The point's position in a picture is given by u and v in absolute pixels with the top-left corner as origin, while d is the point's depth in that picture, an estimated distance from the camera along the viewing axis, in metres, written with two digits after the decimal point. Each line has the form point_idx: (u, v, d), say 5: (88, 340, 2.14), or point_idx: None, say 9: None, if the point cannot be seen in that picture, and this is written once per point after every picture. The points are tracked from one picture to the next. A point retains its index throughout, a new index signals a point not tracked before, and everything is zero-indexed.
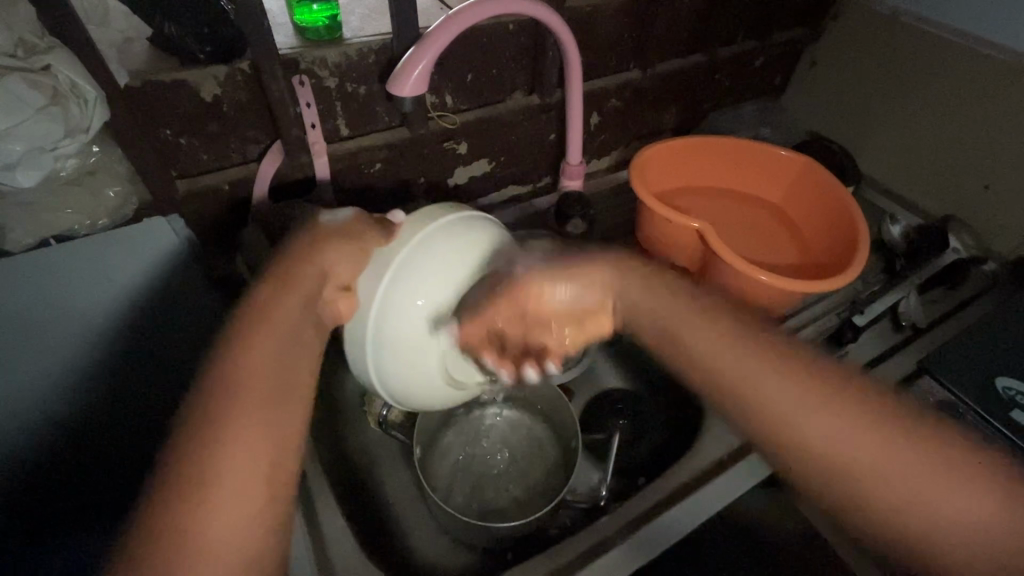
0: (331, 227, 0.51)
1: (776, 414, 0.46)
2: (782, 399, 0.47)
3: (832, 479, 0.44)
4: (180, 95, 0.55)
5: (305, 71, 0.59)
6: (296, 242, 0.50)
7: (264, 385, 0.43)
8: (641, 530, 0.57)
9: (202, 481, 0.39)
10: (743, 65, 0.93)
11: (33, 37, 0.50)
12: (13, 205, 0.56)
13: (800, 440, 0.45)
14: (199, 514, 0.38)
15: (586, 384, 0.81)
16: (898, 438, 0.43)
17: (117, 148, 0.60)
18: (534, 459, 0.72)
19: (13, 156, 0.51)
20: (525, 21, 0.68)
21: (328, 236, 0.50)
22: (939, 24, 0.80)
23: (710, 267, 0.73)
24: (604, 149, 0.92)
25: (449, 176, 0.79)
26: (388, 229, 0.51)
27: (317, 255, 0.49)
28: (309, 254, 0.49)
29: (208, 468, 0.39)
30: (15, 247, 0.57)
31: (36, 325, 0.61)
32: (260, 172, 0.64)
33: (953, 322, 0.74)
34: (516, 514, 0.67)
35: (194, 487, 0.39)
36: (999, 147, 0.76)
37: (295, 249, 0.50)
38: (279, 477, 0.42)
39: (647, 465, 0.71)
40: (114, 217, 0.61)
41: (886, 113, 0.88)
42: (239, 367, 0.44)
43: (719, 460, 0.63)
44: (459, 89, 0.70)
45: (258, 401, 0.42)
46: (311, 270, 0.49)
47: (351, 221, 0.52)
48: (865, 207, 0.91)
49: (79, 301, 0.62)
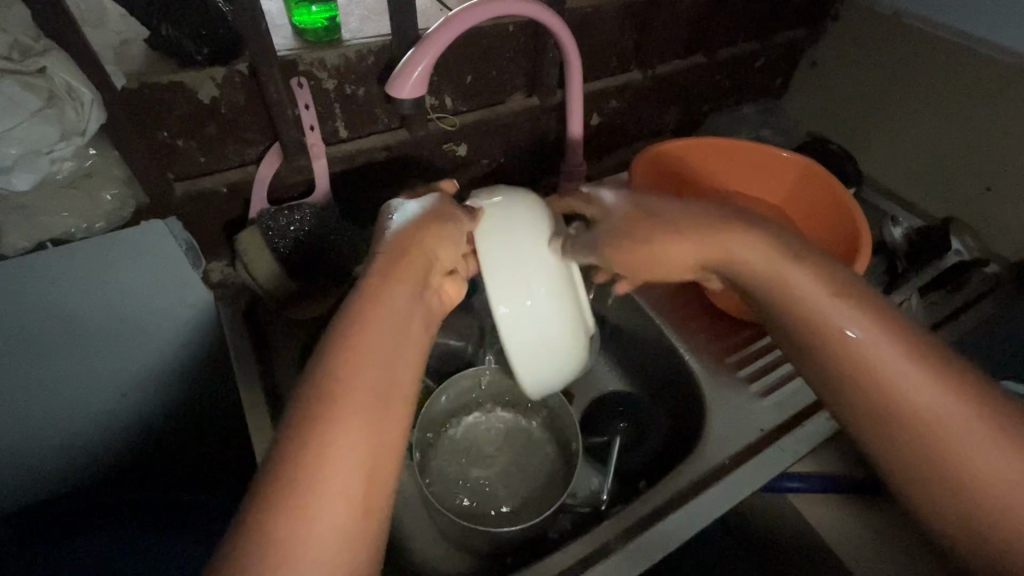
0: (418, 217, 0.48)
1: (865, 359, 0.43)
2: (806, 284, 0.46)
3: (915, 454, 0.41)
4: (177, 97, 0.55)
5: (303, 73, 0.59)
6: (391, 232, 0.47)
7: (368, 369, 0.39)
8: (642, 536, 0.57)
9: (305, 490, 0.35)
10: (743, 66, 0.92)
11: (28, 38, 0.49)
12: (7, 209, 0.55)
13: (935, 433, 0.41)
14: (312, 522, 0.34)
15: (587, 387, 0.80)
16: (988, 431, 0.40)
17: (113, 151, 0.59)
18: (535, 463, 0.72)
19: (7, 159, 0.51)
20: (525, 22, 0.67)
21: (420, 226, 0.47)
22: (942, 25, 0.79)
23: None
24: (604, 150, 0.91)
25: (448, 178, 0.79)
26: (473, 212, 0.50)
27: (421, 241, 0.46)
28: (413, 241, 0.46)
29: (318, 479, 0.35)
30: (10, 251, 0.56)
31: (40, 326, 0.61)
32: (258, 175, 0.64)
33: (956, 325, 0.74)
34: (516, 519, 0.67)
35: (310, 487, 0.35)
36: (1002, 149, 0.76)
37: (415, 230, 0.47)
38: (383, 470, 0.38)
39: (648, 470, 0.70)
40: (110, 220, 0.60)
41: (887, 114, 0.88)
42: (354, 362, 0.39)
43: (720, 464, 0.63)
44: (459, 91, 0.70)
45: (372, 394, 0.39)
46: (418, 254, 0.46)
47: (433, 204, 0.49)
48: (866, 209, 0.91)
49: (61, 302, 0.60)
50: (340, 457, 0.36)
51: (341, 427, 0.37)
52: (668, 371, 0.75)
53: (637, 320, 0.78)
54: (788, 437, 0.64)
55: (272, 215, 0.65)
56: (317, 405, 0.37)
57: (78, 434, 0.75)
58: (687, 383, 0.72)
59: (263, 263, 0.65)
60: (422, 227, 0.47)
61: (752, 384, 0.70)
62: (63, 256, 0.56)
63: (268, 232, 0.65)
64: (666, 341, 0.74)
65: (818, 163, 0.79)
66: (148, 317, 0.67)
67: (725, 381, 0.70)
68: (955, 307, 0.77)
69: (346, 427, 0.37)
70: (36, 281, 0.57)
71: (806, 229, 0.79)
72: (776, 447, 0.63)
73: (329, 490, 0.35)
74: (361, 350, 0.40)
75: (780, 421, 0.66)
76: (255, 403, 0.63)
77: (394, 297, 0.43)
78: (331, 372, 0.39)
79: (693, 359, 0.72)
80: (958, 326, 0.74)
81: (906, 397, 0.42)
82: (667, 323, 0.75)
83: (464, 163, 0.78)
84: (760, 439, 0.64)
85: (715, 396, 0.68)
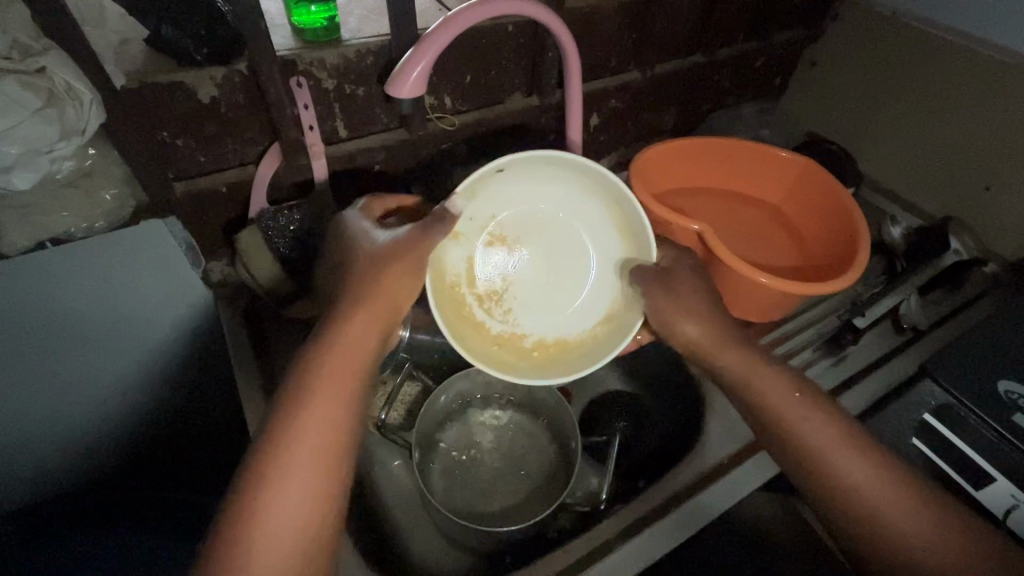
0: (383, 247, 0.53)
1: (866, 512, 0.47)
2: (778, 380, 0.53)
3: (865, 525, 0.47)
4: (178, 97, 0.55)
5: (303, 72, 0.59)
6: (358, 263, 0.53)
7: (315, 421, 0.45)
8: (642, 534, 0.57)
9: (257, 494, 0.42)
10: (743, 66, 0.93)
11: (28, 38, 0.49)
12: (8, 209, 0.55)
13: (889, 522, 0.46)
14: (255, 546, 0.41)
15: (586, 386, 0.80)
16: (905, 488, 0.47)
17: (113, 151, 0.60)
18: (534, 461, 0.72)
19: (8, 158, 0.51)
20: (524, 21, 0.68)
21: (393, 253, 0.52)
22: (940, 25, 0.79)
23: (712, 269, 0.72)
24: (604, 150, 0.91)
25: (448, 177, 0.79)
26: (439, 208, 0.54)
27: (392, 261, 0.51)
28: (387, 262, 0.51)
29: (261, 510, 0.42)
30: (12, 251, 0.56)
31: (44, 325, 0.61)
32: (257, 175, 0.64)
33: (955, 324, 0.75)
34: (515, 517, 0.67)
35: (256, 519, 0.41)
36: (1001, 149, 0.76)
37: (379, 259, 0.52)
38: (321, 509, 0.43)
39: (647, 469, 0.71)
40: (111, 219, 0.61)
41: (886, 115, 0.88)
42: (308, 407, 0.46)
43: (720, 463, 0.63)
44: (458, 91, 0.70)
45: (315, 439, 0.45)
46: (387, 279, 0.51)
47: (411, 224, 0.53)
48: (866, 208, 0.91)
49: (63, 302, 0.60)
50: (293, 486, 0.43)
51: (287, 465, 0.43)
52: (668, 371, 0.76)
53: None
54: None
55: (271, 215, 0.65)
56: (266, 447, 0.44)
57: (76, 437, 0.75)
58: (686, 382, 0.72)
59: (263, 262, 0.66)
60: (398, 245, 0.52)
61: None
62: (63, 256, 0.57)
63: (268, 231, 0.65)
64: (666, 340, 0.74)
65: (818, 162, 0.79)
66: (149, 319, 0.67)
67: None
68: (955, 306, 0.77)
69: (295, 463, 0.43)
70: (37, 281, 0.57)
71: (805, 229, 0.79)
72: None
73: (269, 522, 0.42)
74: (316, 395, 0.46)
75: None
76: (256, 403, 0.63)
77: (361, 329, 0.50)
78: (287, 414, 0.45)
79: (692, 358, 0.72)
80: (958, 324, 0.74)
81: (833, 475, 0.49)
82: None
83: (463, 163, 0.79)
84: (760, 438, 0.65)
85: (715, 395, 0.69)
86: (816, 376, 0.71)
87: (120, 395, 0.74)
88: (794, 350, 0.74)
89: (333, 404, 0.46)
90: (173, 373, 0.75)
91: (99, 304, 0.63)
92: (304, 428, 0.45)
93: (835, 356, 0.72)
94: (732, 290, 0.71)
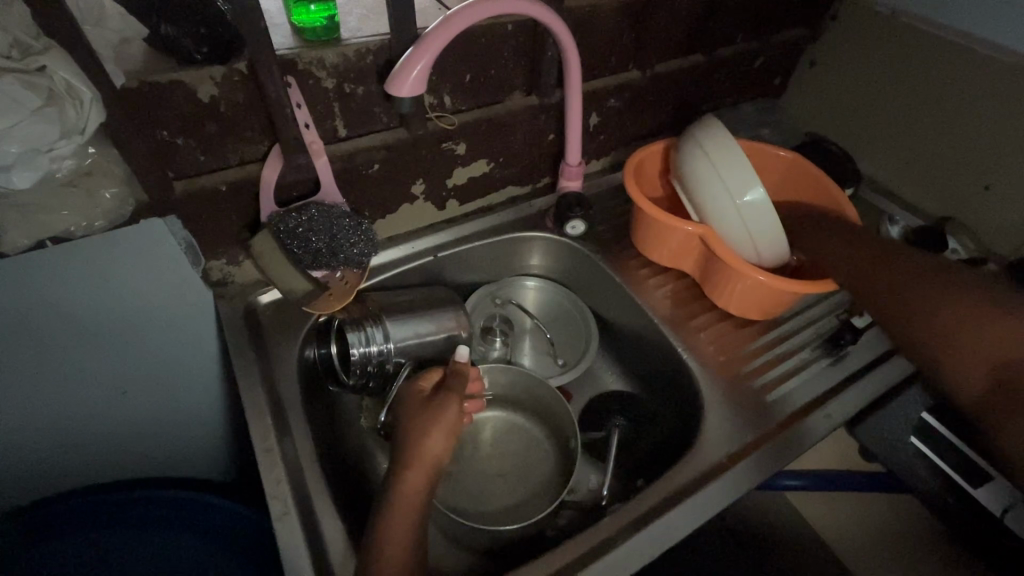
0: (430, 406, 0.63)
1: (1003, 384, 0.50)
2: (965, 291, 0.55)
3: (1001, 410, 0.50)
4: (178, 95, 0.55)
5: (302, 72, 0.59)
6: (418, 419, 0.62)
7: (406, 531, 0.55)
8: (641, 532, 0.58)
9: (367, 563, 0.53)
10: (743, 67, 0.92)
11: (28, 37, 0.49)
12: (8, 207, 0.55)
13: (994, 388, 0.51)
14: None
15: (585, 388, 0.84)
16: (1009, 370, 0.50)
17: (114, 150, 0.59)
18: (538, 459, 0.75)
19: (7, 157, 0.50)
20: (524, 21, 0.68)
21: (434, 414, 0.62)
22: (939, 24, 0.79)
23: (710, 268, 0.74)
24: (603, 150, 0.91)
25: (448, 177, 0.79)
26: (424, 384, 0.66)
27: (428, 422, 0.61)
28: (429, 414, 0.62)
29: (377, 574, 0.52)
30: (10, 248, 0.57)
31: (51, 321, 0.65)
32: (262, 178, 0.64)
33: None
34: (514, 516, 0.69)
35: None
36: (998, 150, 0.76)
37: (427, 421, 0.62)
38: (418, 559, 0.55)
39: (645, 469, 0.72)
40: (111, 217, 0.61)
41: (887, 114, 0.88)
42: (401, 491, 0.57)
43: (719, 461, 0.64)
44: (458, 91, 0.70)
45: (413, 527, 0.56)
46: (439, 428, 0.61)
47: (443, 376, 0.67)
48: (864, 208, 0.92)
49: (114, 310, 0.68)
50: (397, 536, 0.55)
51: (395, 535, 0.55)
52: (667, 371, 0.77)
53: (634, 314, 0.80)
54: (788, 435, 0.65)
55: (281, 218, 0.65)
56: (384, 522, 0.56)
57: (35, 419, 0.73)
58: (683, 380, 0.73)
59: (274, 259, 0.66)
60: (424, 403, 0.64)
61: (751, 383, 0.71)
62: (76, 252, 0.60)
63: (280, 234, 0.65)
64: (665, 341, 0.75)
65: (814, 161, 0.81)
66: (147, 313, 0.70)
67: (725, 378, 0.71)
68: None
69: (393, 540, 0.54)
70: (38, 274, 0.60)
71: None
72: (775, 444, 0.65)
73: None
74: (392, 518, 0.56)
75: (779, 418, 0.68)
76: (257, 405, 0.66)
77: (436, 442, 0.60)
78: (389, 516, 0.56)
79: (690, 356, 0.73)
80: None
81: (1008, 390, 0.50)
82: (665, 322, 0.76)
83: (463, 162, 0.78)
84: (758, 436, 0.66)
85: (713, 393, 0.70)
86: (814, 376, 0.71)
87: (35, 380, 0.69)
88: (793, 350, 0.74)
89: (412, 505, 0.57)
90: (114, 348, 0.71)
91: (136, 313, 0.69)
92: (394, 520, 0.55)
93: (833, 356, 0.73)
94: (727, 290, 0.73)
